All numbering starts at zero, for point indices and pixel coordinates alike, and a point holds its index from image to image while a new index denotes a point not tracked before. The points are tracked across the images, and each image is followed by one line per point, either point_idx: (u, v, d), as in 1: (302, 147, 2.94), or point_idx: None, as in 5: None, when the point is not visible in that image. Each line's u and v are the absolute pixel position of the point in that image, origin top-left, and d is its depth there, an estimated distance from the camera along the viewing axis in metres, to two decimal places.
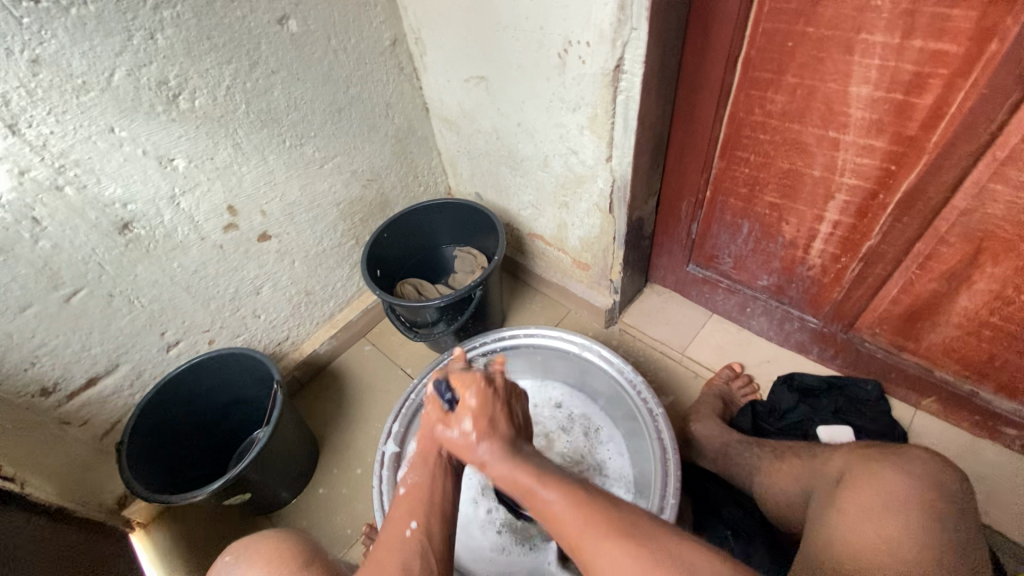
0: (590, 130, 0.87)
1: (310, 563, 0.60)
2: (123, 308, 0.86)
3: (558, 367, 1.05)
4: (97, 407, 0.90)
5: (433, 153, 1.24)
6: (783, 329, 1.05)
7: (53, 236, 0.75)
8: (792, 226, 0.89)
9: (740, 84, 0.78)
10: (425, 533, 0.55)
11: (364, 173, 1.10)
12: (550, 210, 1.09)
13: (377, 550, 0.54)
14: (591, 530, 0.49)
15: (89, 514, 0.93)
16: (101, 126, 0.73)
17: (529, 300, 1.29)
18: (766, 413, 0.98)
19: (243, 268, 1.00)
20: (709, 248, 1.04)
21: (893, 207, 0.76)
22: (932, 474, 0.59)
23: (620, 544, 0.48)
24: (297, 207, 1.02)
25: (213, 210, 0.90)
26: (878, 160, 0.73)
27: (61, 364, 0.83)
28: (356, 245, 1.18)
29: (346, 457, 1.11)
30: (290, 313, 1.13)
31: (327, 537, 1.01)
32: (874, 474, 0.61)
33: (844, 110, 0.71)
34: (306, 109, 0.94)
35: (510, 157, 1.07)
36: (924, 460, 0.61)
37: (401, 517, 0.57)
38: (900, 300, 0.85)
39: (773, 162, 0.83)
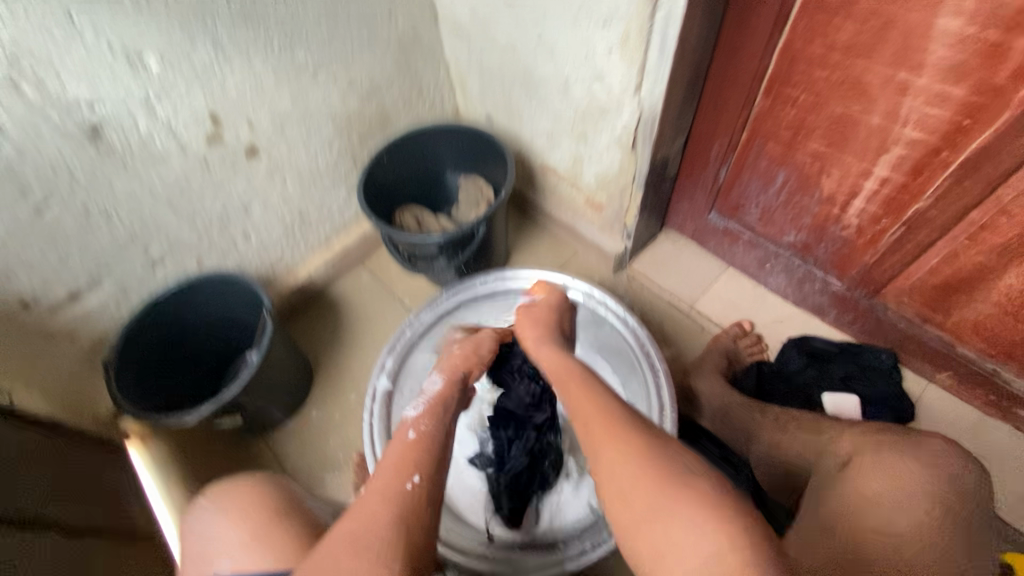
0: (619, 52, 0.76)
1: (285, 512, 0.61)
2: (101, 222, 0.81)
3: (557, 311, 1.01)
4: (82, 322, 0.87)
5: (440, 66, 1.12)
6: (802, 289, 0.99)
7: (14, 138, 0.68)
8: (833, 180, 0.80)
9: (803, 6, 0.66)
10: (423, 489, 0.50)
11: (363, 86, 1.00)
12: (565, 142, 0.99)
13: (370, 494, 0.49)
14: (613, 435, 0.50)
15: (82, 424, 0.94)
16: (56, 11, 0.63)
17: (536, 237, 1.22)
18: (772, 375, 0.94)
19: (230, 184, 0.92)
20: (735, 197, 0.95)
21: (955, 168, 0.67)
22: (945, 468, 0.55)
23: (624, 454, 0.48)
24: (288, 120, 0.93)
25: (193, 118, 0.81)
26: (950, 112, 0.63)
27: (38, 278, 0.78)
28: (353, 165, 1.10)
29: (340, 384, 1.10)
30: (283, 236, 1.07)
31: (319, 461, 1.02)
32: (883, 460, 0.57)
33: (923, 48, 0.60)
34: (296, 5, 0.82)
35: (526, 78, 0.95)
36: (942, 453, 0.56)
37: (399, 466, 0.52)
38: (938, 271, 0.78)
39: (826, 104, 0.73)
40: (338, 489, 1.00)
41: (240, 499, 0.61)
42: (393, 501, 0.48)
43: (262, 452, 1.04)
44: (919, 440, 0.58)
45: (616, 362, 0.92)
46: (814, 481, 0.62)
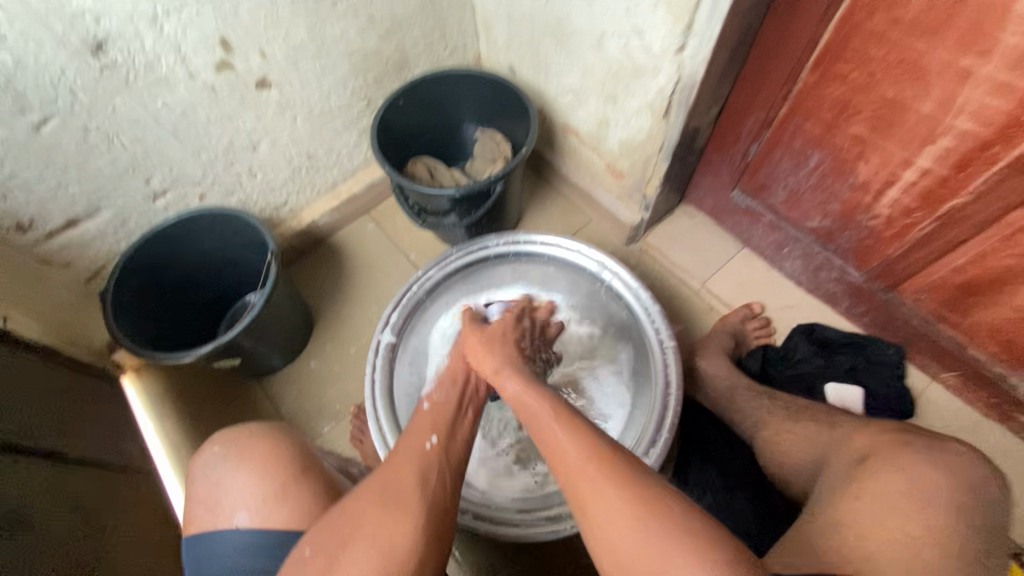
0: (665, 8, 0.71)
1: (295, 465, 0.60)
2: (101, 145, 0.77)
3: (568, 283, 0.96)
4: (79, 250, 0.85)
5: (466, 8, 1.05)
6: (817, 277, 0.98)
7: (11, 46, 0.63)
8: (870, 166, 0.77)
9: None
10: (445, 451, 0.54)
11: (384, 22, 0.93)
12: (593, 102, 0.94)
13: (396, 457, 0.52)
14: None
15: (80, 355, 0.92)
16: None
17: (550, 201, 1.19)
18: (777, 359, 0.94)
19: (238, 117, 0.87)
20: (763, 176, 0.92)
21: (1004, 165, 0.64)
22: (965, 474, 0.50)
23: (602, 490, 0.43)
24: (303, 53, 0.87)
25: (203, 41, 0.76)
26: (1010, 105, 0.60)
27: (35, 200, 0.75)
28: (367, 108, 1.04)
29: (340, 335, 1.09)
30: (291, 177, 1.03)
31: (316, 409, 1.02)
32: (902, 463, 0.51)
33: (993, 32, 0.56)
34: None
35: (558, 29, 0.90)
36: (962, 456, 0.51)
37: (419, 432, 0.55)
38: (964, 271, 0.77)
39: (876, 86, 0.69)
40: (334, 439, 1.00)
41: (259, 450, 0.60)
42: (417, 459, 0.52)
43: (260, 396, 1.03)
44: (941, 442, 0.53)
45: (622, 334, 0.91)
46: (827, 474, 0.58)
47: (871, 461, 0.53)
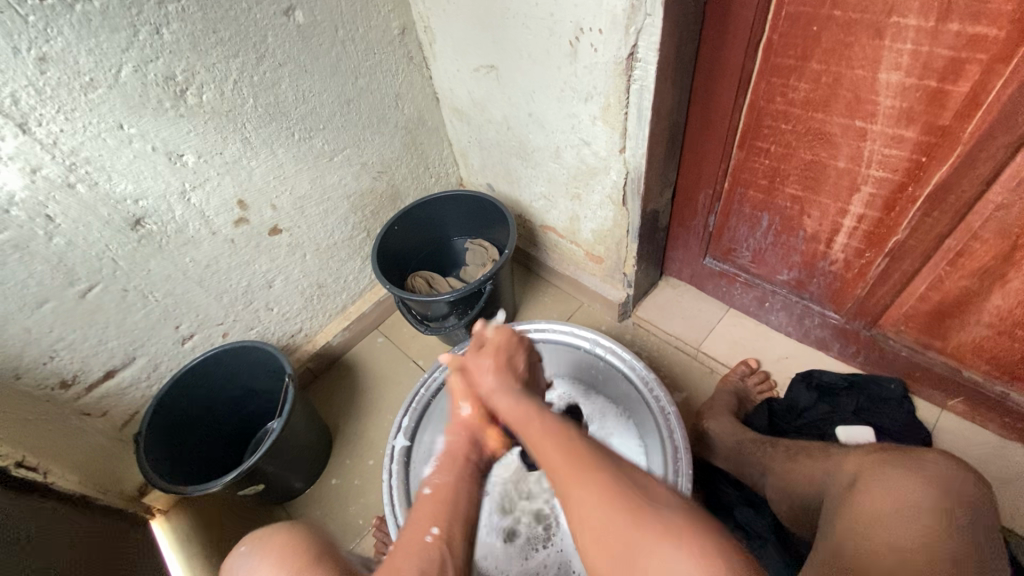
0: (602, 120, 0.84)
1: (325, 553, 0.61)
2: (138, 302, 0.87)
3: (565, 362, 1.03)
4: (115, 398, 0.92)
5: (444, 143, 1.22)
6: (802, 325, 1.02)
7: (67, 233, 0.76)
8: (814, 220, 0.85)
9: (762, 71, 0.74)
10: (446, 540, 0.52)
11: (374, 165, 1.10)
12: (562, 202, 1.07)
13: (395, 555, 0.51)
14: (599, 497, 0.46)
15: (111, 502, 0.96)
16: (109, 123, 0.73)
17: (542, 292, 1.28)
18: (783, 411, 0.95)
19: (254, 261, 1.00)
20: (727, 241, 1.01)
21: (923, 201, 0.72)
22: (945, 476, 0.56)
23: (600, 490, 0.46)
24: (307, 200, 1.02)
25: (223, 204, 0.90)
26: (907, 151, 0.69)
27: (79, 358, 0.84)
28: (367, 237, 1.18)
29: (359, 447, 1.12)
30: (303, 305, 1.14)
31: (340, 527, 1.02)
32: (888, 480, 0.57)
33: (872, 98, 0.67)
34: (314, 101, 0.93)
35: (521, 148, 1.04)
36: (938, 463, 0.58)
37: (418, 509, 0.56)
38: (928, 297, 0.81)
39: (795, 152, 0.79)
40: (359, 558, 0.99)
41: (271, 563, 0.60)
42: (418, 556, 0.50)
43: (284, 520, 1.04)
44: (914, 453, 0.60)
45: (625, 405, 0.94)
46: (828, 502, 0.63)
47: (860, 487, 0.59)
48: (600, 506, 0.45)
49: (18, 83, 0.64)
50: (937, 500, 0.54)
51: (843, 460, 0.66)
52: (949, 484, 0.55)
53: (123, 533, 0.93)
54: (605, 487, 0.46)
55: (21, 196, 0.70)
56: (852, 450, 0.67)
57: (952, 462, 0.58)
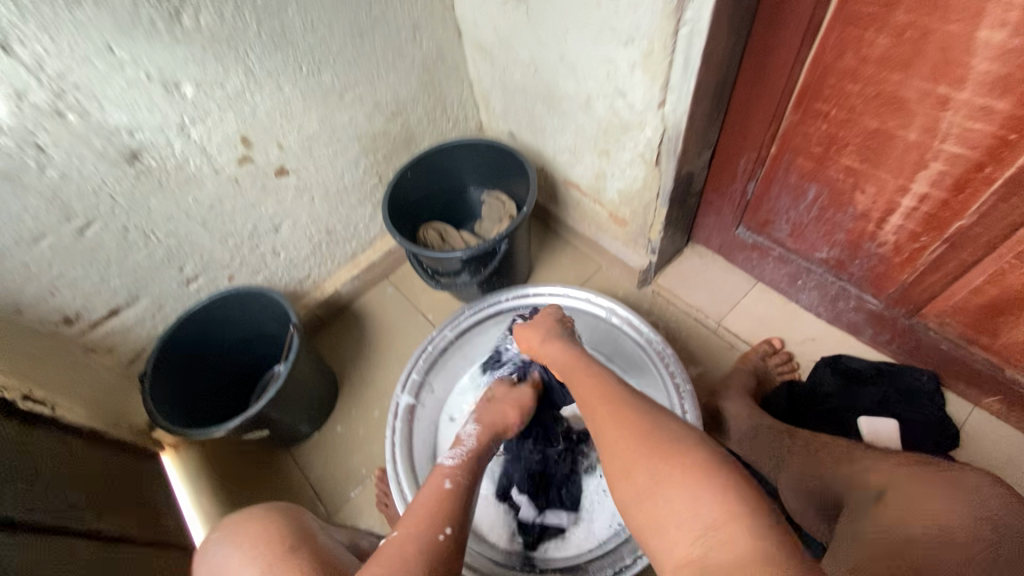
0: (642, 69, 0.75)
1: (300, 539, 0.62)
2: (139, 242, 0.84)
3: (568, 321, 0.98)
4: (121, 336, 0.91)
5: (464, 84, 1.13)
6: (835, 307, 0.96)
7: (60, 165, 0.71)
8: (867, 196, 0.77)
9: (834, 19, 0.64)
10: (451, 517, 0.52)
11: (388, 106, 1.02)
12: (589, 158, 0.98)
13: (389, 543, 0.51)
14: (631, 434, 0.51)
15: (123, 436, 0.97)
16: (99, 45, 0.67)
17: (559, 251, 1.22)
18: (804, 395, 0.91)
19: (260, 204, 0.95)
20: (765, 212, 0.93)
21: (1001, 184, 0.63)
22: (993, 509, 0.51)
23: (629, 428, 0.52)
24: (316, 140, 0.95)
25: (226, 141, 0.84)
26: (994, 126, 0.60)
27: (80, 296, 0.82)
28: (379, 182, 1.12)
29: (365, 398, 1.12)
30: (312, 252, 1.10)
31: (344, 474, 1.03)
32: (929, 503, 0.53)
33: (963, 60, 0.57)
34: (324, 30, 0.85)
35: (548, 95, 0.95)
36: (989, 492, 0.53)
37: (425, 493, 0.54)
38: (984, 290, 0.74)
39: (859, 119, 0.70)
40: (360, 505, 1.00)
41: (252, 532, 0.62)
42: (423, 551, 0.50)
43: (289, 464, 1.06)
44: (952, 469, 0.57)
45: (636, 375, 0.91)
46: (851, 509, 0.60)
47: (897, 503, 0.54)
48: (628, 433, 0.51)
49: None
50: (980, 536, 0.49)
51: (872, 466, 0.63)
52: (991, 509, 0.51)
53: (135, 469, 0.95)
54: (646, 442, 0.49)
55: (7, 124, 0.65)
56: (885, 456, 0.63)
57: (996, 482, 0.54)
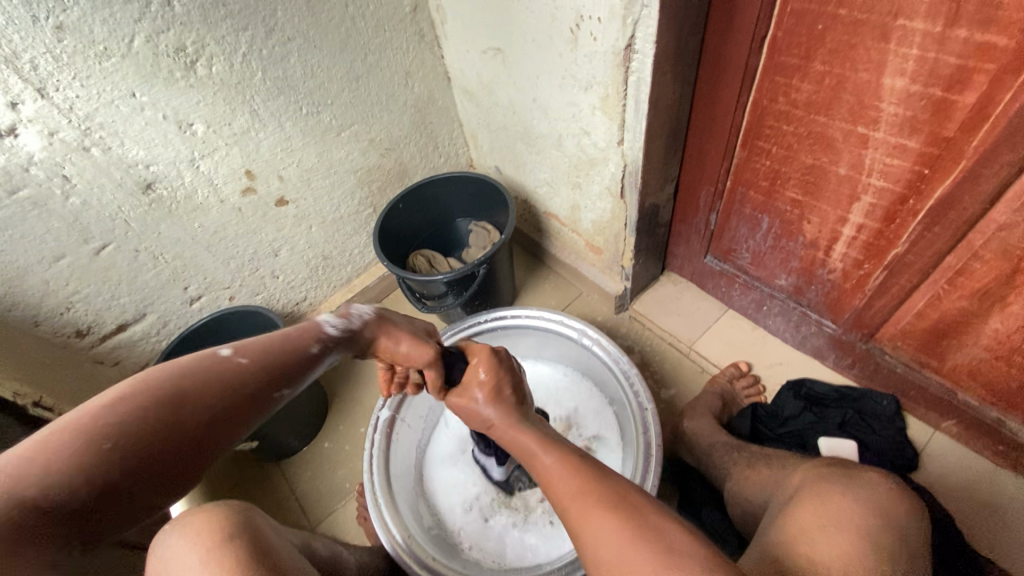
0: (601, 111, 0.83)
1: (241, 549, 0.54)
2: (148, 263, 0.93)
3: (553, 344, 1.04)
4: (127, 349, 0.99)
5: (454, 123, 1.23)
6: (799, 332, 1.00)
7: (82, 193, 0.80)
8: (813, 226, 0.82)
9: (766, 69, 0.72)
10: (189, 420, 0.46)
11: (382, 143, 1.11)
12: (564, 191, 1.06)
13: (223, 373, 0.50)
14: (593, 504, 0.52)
15: None
16: (123, 91, 0.77)
17: (542, 278, 1.28)
18: (768, 417, 0.94)
19: (261, 231, 1.04)
20: (727, 241, 0.99)
21: (924, 215, 0.69)
22: (877, 500, 0.58)
23: (607, 515, 0.50)
24: (314, 173, 1.04)
25: (231, 173, 0.94)
26: (910, 162, 0.66)
27: (93, 311, 0.90)
28: (373, 213, 1.21)
29: (353, 415, 1.17)
30: (309, 275, 1.18)
31: (329, 489, 1.07)
32: (822, 499, 0.59)
33: (875, 104, 0.64)
34: (323, 77, 0.95)
35: (526, 134, 1.04)
36: (876, 485, 0.59)
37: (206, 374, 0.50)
38: (926, 314, 0.78)
39: (797, 155, 0.77)
40: (342, 519, 1.04)
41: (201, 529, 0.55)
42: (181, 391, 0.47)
43: (278, 478, 1.10)
44: (859, 474, 0.62)
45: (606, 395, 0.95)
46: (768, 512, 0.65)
47: (798, 502, 0.60)
48: (624, 537, 0.49)
49: (36, 50, 0.68)
50: (863, 524, 0.55)
51: (791, 471, 0.69)
52: (875, 497, 0.58)
53: None
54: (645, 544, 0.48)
55: (39, 157, 0.75)
56: (803, 464, 0.69)
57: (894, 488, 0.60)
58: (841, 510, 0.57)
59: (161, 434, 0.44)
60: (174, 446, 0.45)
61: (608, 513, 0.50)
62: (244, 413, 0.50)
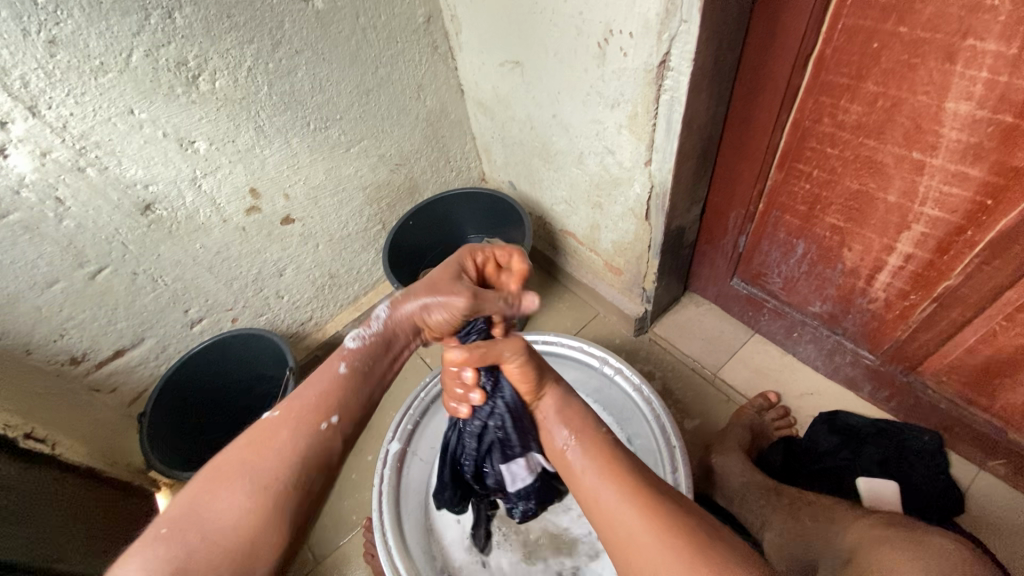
0: (628, 130, 0.78)
1: None
2: (147, 286, 0.88)
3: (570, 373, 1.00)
4: (124, 375, 0.94)
5: (466, 137, 1.18)
6: (832, 361, 0.95)
7: (76, 216, 0.76)
8: (854, 253, 0.77)
9: (810, 88, 0.67)
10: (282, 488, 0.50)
11: (392, 158, 1.07)
12: (583, 209, 1.01)
13: (294, 423, 0.53)
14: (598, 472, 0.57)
15: (120, 475, 0.98)
16: (120, 108, 0.72)
17: (557, 297, 1.23)
18: (800, 453, 0.89)
19: (265, 250, 0.99)
20: (757, 264, 0.94)
21: (983, 247, 0.64)
22: (947, 567, 0.51)
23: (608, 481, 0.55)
24: (322, 191, 1.00)
25: (235, 192, 0.89)
26: (970, 192, 0.61)
27: (88, 337, 0.86)
28: (382, 229, 1.16)
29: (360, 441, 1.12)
30: (315, 294, 1.13)
31: (335, 520, 1.02)
32: (883, 569, 0.53)
33: (935, 129, 0.59)
34: (332, 91, 0.90)
35: (544, 150, 0.99)
36: (945, 550, 0.53)
37: (313, 414, 0.54)
38: (977, 351, 0.73)
39: (840, 180, 0.72)
40: (349, 554, 0.99)
41: None
42: (293, 446, 0.52)
43: None
44: (924, 538, 0.56)
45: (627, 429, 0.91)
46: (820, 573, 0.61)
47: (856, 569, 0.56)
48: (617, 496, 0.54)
49: (27, 66, 0.64)
50: None
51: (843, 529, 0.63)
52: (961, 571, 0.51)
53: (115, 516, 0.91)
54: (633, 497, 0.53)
55: (30, 178, 0.70)
56: (861, 518, 0.64)
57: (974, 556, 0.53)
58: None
59: (251, 506, 0.48)
60: (254, 527, 0.47)
61: (609, 482, 0.55)
62: (312, 474, 0.52)
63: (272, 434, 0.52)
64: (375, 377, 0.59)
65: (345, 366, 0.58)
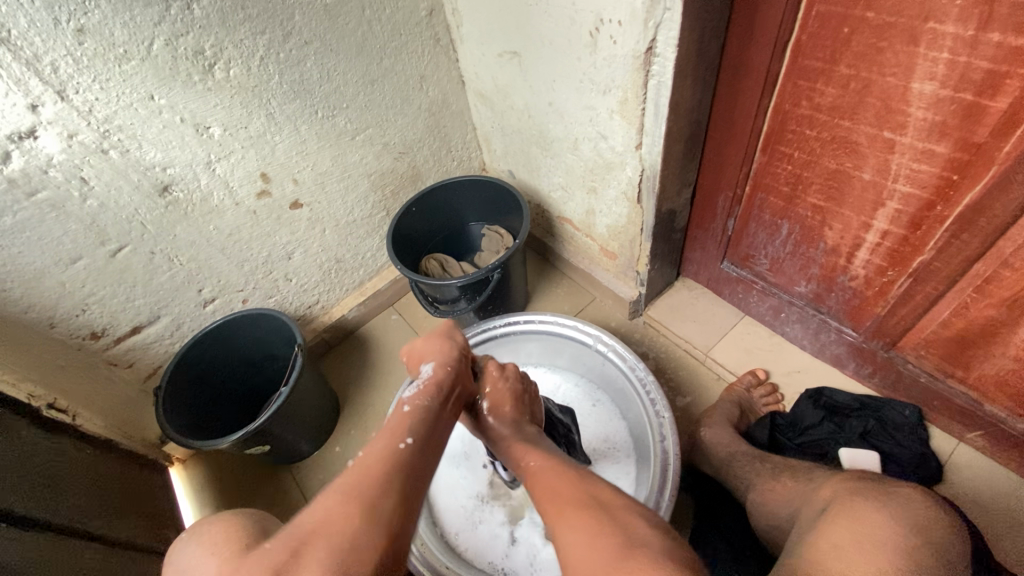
0: (619, 115, 0.82)
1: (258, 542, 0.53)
2: (163, 265, 0.93)
3: (568, 350, 1.03)
4: (141, 351, 0.99)
5: (467, 127, 1.23)
6: (818, 339, 0.98)
7: (99, 196, 0.80)
8: (835, 232, 0.81)
9: (789, 72, 0.71)
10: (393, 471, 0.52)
11: (396, 146, 1.11)
12: (578, 195, 1.05)
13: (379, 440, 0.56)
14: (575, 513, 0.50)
15: (135, 448, 1.04)
16: (142, 94, 0.77)
17: (555, 283, 1.27)
18: (786, 426, 0.93)
19: (275, 233, 1.04)
20: (745, 247, 0.97)
21: (952, 221, 0.67)
22: (913, 514, 0.57)
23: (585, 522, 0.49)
24: (329, 177, 1.04)
25: (247, 176, 0.94)
26: (938, 168, 0.64)
27: (108, 313, 0.90)
28: (386, 216, 1.21)
29: (364, 419, 1.16)
30: (321, 278, 1.18)
31: None
32: (854, 514, 0.58)
33: (903, 109, 0.63)
34: (339, 80, 0.95)
35: (541, 137, 1.03)
36: (912, 501, 0.58)
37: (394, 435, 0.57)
38: (951, 324, 0.77)
39: (819, 160, 0.75)
40: None
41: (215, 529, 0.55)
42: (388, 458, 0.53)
43: (288, 483, 1.09)
44: (892, 489, 0.60)
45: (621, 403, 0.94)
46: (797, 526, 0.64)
47: (830, 516, 0.60)
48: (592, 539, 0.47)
49: (57, 52, 0.68)
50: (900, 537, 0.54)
51: (819, 484, 0.67)
52: (919, 521, 0.56)
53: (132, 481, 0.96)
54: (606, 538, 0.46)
55: (58, 159, 0.75)
56: (833, 476, 0.68)
57: (932, 507, 0.58)
58: (878, 524, 0.56)
59: (360, 504, 0.48)
60: (389, 517, 0.48)
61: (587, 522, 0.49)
62: (414, 472, 0.53)
63: (359, 465, 0.52)
64: (438, 410, 0.63)
65: (408, 406, 0.62)
